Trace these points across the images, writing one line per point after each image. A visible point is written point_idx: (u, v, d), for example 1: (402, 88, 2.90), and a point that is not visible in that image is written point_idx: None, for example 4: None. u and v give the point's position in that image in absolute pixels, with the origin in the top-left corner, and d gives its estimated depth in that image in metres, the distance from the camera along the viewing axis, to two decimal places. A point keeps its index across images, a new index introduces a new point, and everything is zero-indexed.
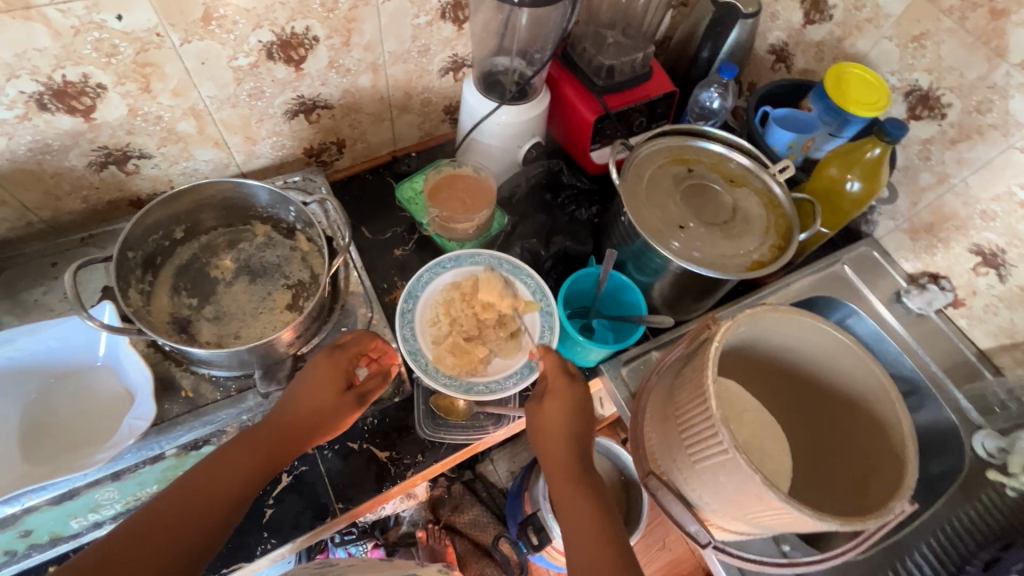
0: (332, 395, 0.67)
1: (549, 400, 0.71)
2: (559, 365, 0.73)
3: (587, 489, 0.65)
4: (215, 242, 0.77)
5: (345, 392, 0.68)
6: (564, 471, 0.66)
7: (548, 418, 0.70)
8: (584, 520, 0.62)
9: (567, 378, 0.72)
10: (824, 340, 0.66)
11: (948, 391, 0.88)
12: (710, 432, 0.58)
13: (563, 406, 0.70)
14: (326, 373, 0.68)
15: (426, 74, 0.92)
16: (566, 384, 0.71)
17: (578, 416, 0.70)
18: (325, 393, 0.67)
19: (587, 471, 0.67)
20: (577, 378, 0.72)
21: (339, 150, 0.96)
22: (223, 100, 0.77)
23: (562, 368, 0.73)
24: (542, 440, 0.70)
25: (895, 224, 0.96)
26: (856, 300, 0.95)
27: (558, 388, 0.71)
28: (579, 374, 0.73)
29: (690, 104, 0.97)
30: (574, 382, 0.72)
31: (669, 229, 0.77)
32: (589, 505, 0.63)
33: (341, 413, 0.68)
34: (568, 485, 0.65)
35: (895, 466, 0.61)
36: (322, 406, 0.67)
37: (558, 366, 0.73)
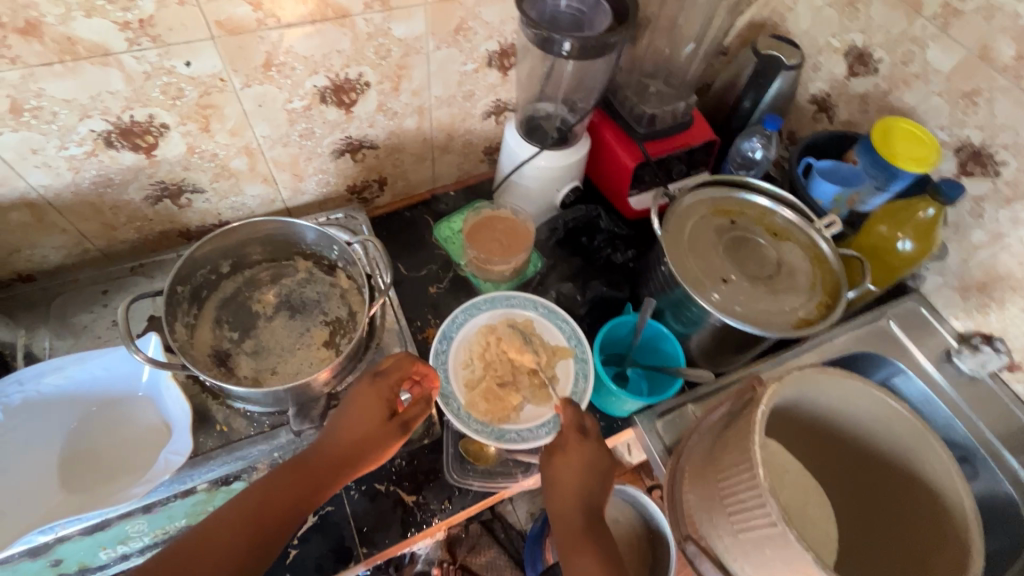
0: (375, 425, 0.67)
1: (559, 453, 0.69)
2: (574, 418, 0.71)
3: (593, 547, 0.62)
4: (258, 277, 0.79)
5: (389, 420, 0.68)
6: (569, 524, 0.64)
7: (562, 471, 0.67)
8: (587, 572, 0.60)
9: (580, 435, 0.70)
10: (877, 407, 0.63)
11: (1005, 460, 0.83)
12: (757, 502, 0.55)
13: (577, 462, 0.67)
14: (369, 403, 0.67)
15: (469, 117, 0.95)
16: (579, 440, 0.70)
17: (591, 473, 0.67)
18: (371, 423, 0.67)
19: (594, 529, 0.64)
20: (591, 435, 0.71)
21: (380, 187, 0.98)
22: (275, 139, 0.80)
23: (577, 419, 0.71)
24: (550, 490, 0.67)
25: (944, 280, 0.93)
26: (903, 359, 0.91)
27: (573, 446, 0.69)
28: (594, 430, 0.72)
29: (732, 153, 0.97)
30: (586, 441, 0.70)
31: (711, 281, 0.75)
32: (591, 558, 0.61)
33: (386, 441, 0.67)
34: (575, 535, 0.64)
35: (957, 549, 0.56)
36: (367, 433, 0.66)
37: (575, 422, 0.71)
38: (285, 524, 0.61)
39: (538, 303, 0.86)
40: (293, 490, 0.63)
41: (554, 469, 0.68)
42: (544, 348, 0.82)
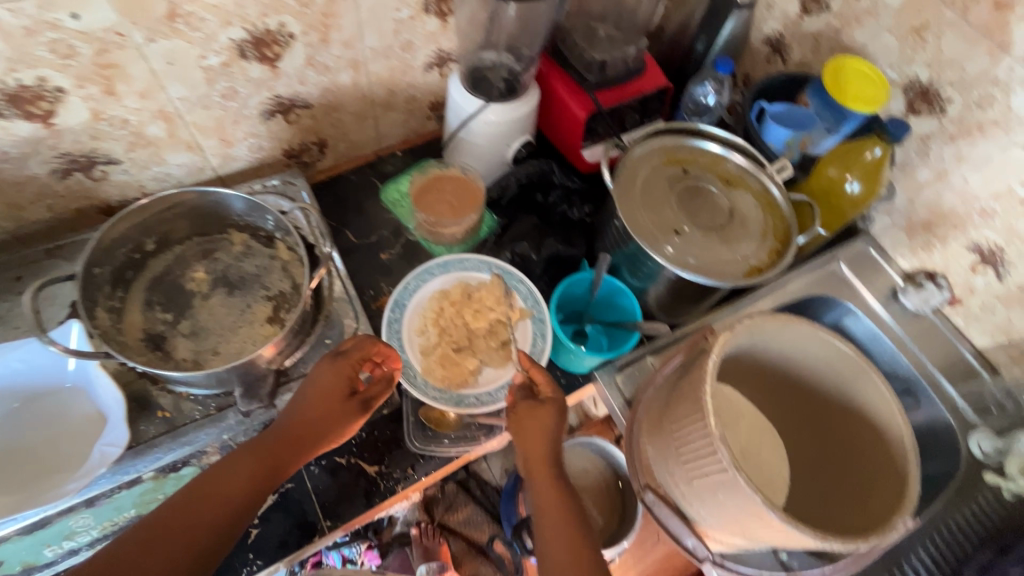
0: (336, 404, 0.65)
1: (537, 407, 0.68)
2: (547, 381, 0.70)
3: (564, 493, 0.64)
4: (189, 253, 0.74)
5: (350, 398, 0.66)
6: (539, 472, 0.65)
7: (536, 426, 0.67)
8: (560, 520, 0.62)
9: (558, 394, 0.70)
10: (825, 349, 0.64)
11: (945, 390, 0.87)
12: (708, 449, 0.56)
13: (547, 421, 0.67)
14: (331, 383, 0.65)
15: (410, 70, 0.89)
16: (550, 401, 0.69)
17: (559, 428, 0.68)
18: (334, 402, 0.65)
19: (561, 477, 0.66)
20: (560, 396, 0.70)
21: (320, 150, 0.93)
22: (194, 101, 0.73)
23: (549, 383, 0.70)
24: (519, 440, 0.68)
25: (892, 221, 0.94)
26: (853, 300, 0.93)
27: (552, 403, 0.69)
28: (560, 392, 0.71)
29: (685, 99, 0.94)
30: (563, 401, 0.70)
31: (663, 234, 0.74)
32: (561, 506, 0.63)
33: (347, 420, 0.66)
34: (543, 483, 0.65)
35: (896, 479, 0.59)
36: (327, 413, 0.65)
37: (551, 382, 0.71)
38: (244, 504, 0.59)
39: (491, 264, 0.83)
40: (251, 469, 0.61)
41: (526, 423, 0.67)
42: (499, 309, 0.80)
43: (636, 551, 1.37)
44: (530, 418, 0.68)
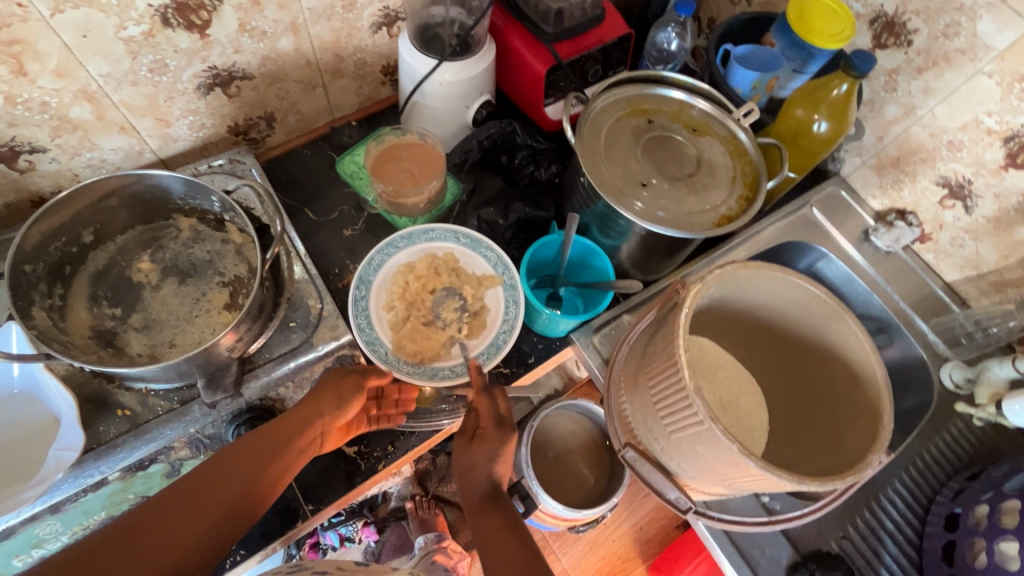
0: (340, 390, 0.66)
1: (475, 442, 0.69)
2: (491, 410, 0.69)
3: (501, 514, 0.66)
4: (133, 244, 0.70)
5: (351, 378, 0.67)
6: (479, 506, 0.67)
7: (473, 461, 0.69)
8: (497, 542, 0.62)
9: (498, 426, 0.68)
10: (796, 293, 0.63)
11: (917, 327, 0.88)
12: (684, 403, 0.55)
13: (488, 451, 0.68)
14: (333, 379, 0.67)
15: (356, 31, 0.83)
16: (492, 431, 0.68)
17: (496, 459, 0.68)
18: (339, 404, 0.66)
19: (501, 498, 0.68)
20: (509, 423, 0.69)
21: (269, 125, 0.88)
22: (119, 77, 0.67)
23: (494, 411, 0.69)
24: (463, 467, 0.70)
25: (862, 161, 0.93)
26: (825, 244, 0.93)
27: (489, 437, 0.68)
28: (511, 418, 0.70)
29: (648, 47, 0.91)
30: (504, 431, 0.68)
31: (631, 188, 0.72)
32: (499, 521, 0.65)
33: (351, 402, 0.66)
34: (482, 516, 0.66)
35: (869, 416, 0.59)
36: (332, 398, 0.66)
37: (490, 412, 0.69)
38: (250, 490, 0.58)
39: (458, 233, 0.80)
40: (253, 456, 0.60)
41: (463, 461, 0.69)
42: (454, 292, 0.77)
43: (628, 503, 1.41)
44: (467, 455, 0.69)
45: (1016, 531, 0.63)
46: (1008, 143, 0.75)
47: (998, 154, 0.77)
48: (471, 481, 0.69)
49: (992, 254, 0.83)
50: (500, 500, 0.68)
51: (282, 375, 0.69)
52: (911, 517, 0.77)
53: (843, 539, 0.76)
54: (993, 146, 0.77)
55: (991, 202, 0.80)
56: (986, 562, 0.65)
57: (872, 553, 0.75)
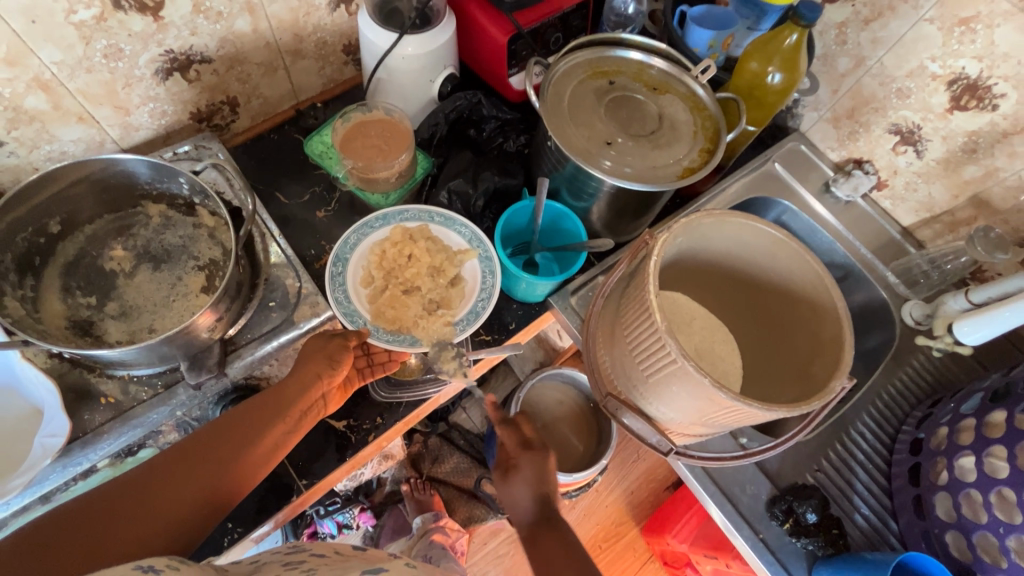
0: (328, 356, 0.68)
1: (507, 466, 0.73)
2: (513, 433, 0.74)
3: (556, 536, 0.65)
4: (104, 233, 0.69)
5: (337, 341, 0.69)
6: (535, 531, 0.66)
7: (513, 489, 0.70)
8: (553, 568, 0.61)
9: (524, 448, 0.72)
10: (759, 238, 0.66)
11: (877, 270, 0.93)
12: (657, 344, 0.58)
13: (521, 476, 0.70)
14: (320, 347, 0.68)
15: (314, 10, 0.82)
16: (521, 452, 0.72)
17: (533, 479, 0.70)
18: (324, 379, 0.67)
19: (549, 517, 0.67)
20: (536, 443, 0.73)
21: (233, 110, 0.87)
22: (73, 65, 0.66)
23: (517, 435, 0.74)
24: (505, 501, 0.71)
25: (819, 115, 0.97)
26: (788, 197, 0.97)
27: (520, 461, 0.71)
28: (537, 439, 0.74)
29: (605, 13, 0.92)
30: (534, 453, 0.71)
31: (598, 148, 0.74)
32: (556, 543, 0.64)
33: (340, 365, 0.68)
34: (541, 543, 0.64)
35: (833, 348, 0.62)
36: (321, 366, 0.67)
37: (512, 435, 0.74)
38: (248, 457, 0.60)
39: (432, 212, 0.81)
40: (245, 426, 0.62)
41: (504, 490, 0.71)
42: (426, 273, 0.77)
43: (619, 469, 1.45)
44: (503, 480, 0.72)
45: (971, 446, 0.66)
46: (952, 86, 0.78)
47: (943, 98, 0.80)
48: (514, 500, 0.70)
49: (943, 196, 0.87)
50: (554, 521, 0.66)
51: (267, 353, 0.70)
52: (880, 447, 0.82)
53: (818, 472, 0.80)
54: (939, 90, 0.80)
55: (939, 144, 0.84)
56: (948, 478, 0.69)
57: (845, 483, 0.79)
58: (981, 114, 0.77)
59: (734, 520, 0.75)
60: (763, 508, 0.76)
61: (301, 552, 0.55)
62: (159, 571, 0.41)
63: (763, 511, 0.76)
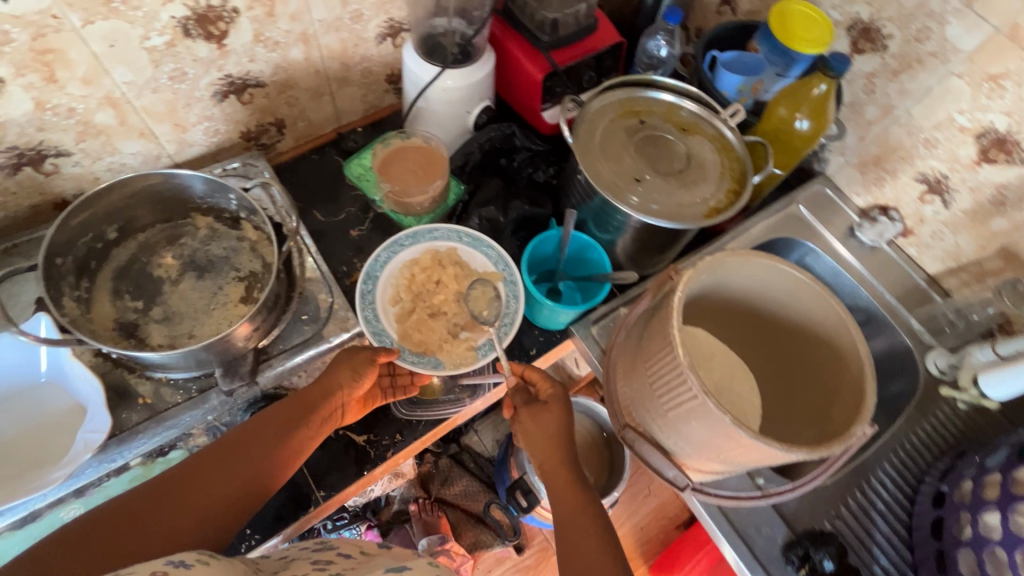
0: (352, 365, 0.69)
1: (537, 408, 0.70)
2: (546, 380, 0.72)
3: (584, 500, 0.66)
4: (154, 241, 0.73)
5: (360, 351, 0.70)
6: (564, 488, 0.67)
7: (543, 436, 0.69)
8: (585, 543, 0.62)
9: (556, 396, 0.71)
10: (782, 279, 0.67)
11: (902, 317, 0.92)
12: (679, 379, 0.59)
13: (551, 424, 0.69)
14: (344, 358, 0.70)
15: (362, 42, 0.87)
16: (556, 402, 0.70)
17: (563, 431, 0.69)
18: (342, 382, 0.68)
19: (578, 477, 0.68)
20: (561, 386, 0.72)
21: (279, 131, 0.92)
22: (141, 85, 0.71)
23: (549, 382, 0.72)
24: (534, 450, 0.71)
25: (845, 160, 0.98)
26: (813, 239, 0.97)
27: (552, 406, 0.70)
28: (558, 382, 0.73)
29: (639, 54, 0.95)
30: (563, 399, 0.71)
31: (626, 183, 0.76)
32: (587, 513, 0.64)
33: (363, 375, 0.69)
34: (570, 511, 0.65)
35: (855, 393, 0.62)
36: (344, 374, 0.69)
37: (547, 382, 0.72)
38: (273, 463, 0.61)
39: (460, 233, 0.84)
40: (270, 432, 0.63)
41: (531, 433, 0.70)
42: (452, 298, 0.80)
43: (629, 503, 1.43)
44: (535, 424, 0.69)
45: (996, 501, 0.65)
46: (980, 139, 0.79)
47: (971, 150, 0.81)
48: (542, 446, 0.69)
49: (971, 245, 0.88)
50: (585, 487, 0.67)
51: (296, 365, 0.72)
52: (900, 497, 0.80)
53: (836, 518, 0.78)
54: (966, 143, 0.81)
55: (967, 196, 0.84)
56: (971, 533, 0.67)
57: (864, 532, 0.78)
58: (1010, 167, 0.78)
59: (748, 562, 0.74)
60: (778, 551, 0.75)
61: (328, 550, 0.57)
62: (189, 566, 0.43)
63: (778, 556, 0.75)
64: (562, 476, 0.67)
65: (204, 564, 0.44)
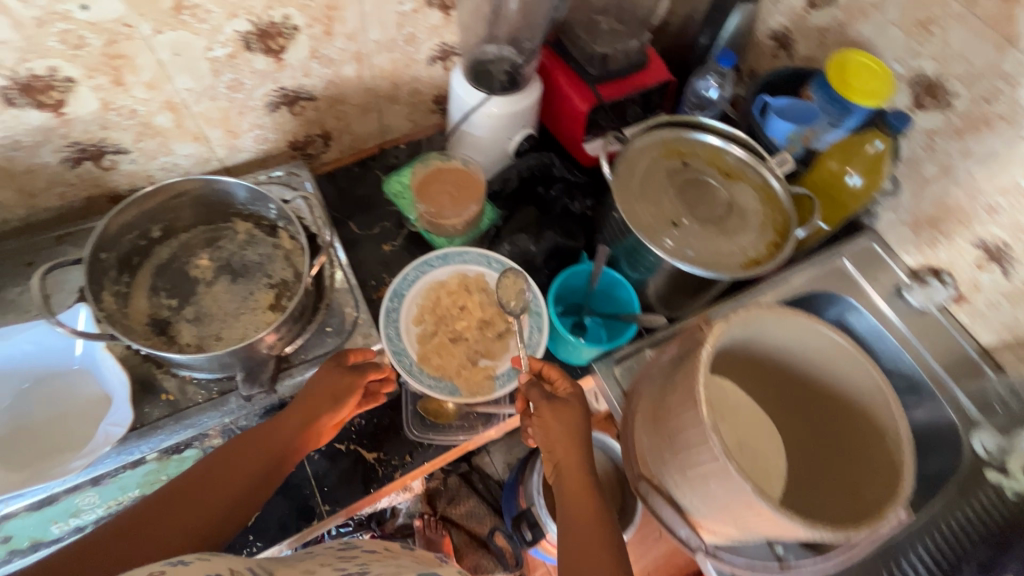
0: (335, 383, 0.66)
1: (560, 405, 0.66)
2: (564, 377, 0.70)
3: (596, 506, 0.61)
4: (194, 242, 0.76)
5: (344, 370, 0.68)
6: (577, 490, 0.62)
7: (559, 433, 0.64)
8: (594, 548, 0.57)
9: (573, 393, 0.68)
10: (822, 342, 0.64)
11: (949, 389, 0.86)
12: (700, 438, 0.56)
13: (568, 420, 0.65)
14: (328, 378, 0.66)
15: (413, 63, 0.89)
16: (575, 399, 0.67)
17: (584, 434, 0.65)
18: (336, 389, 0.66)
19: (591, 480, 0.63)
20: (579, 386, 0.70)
21: (325, 142, 0.94)
22: (200, 92, 0.74)
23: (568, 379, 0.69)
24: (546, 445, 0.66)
25: (898, 217, 0.93)
26: (855, 295, 0.92)
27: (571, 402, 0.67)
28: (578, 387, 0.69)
29: (688, 94, 0.93)
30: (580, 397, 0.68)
31: (662, 226, 0.74)
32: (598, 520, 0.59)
33: (346, 397, 0.67)
34: (579, 515, 0.60)
35: (890, 474, 0.58)
36: (328, 395, 0.66)
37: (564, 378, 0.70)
38: (248, 489, 0.57)
39: (490, 259, 0.84)
40: (248, 455, 0.59)
41: (551, 430, 0.65)
42: (475, 325, 0.80)
43: (638, 546, 1.38)
44: (556, 420, 0.65)
45: None
46: None
47: None
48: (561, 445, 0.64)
49: None
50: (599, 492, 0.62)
51: None
52: None
53: None
54: None
55: None
56: None
57: None
58: None
59: None
60: None
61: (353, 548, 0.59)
62: (189, 563, 0.43)
63: None
64: (576, 478, 0.63)
65: (205, 560, 0.43)
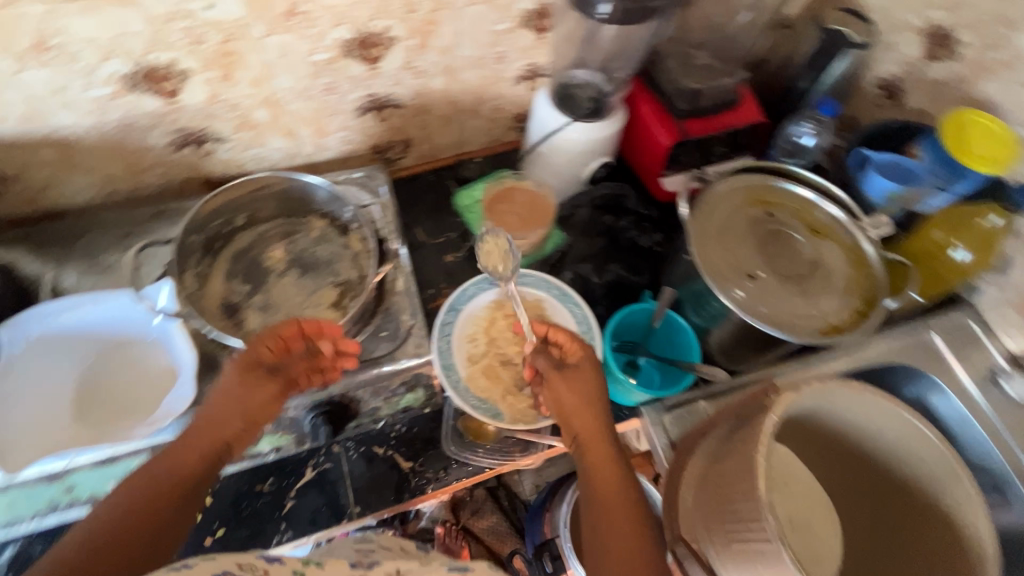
0: (246, 381, 0.63)
1: (568, 370, 0.69)
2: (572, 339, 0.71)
3: (618, 469, 0.63)
4: (272, 232, 0.79)
5: (255, 368, 0.64)
6: (598, 449, 0.64)
7: (570, 394, 0.67)
8: (619, 508, 0.59)
9: (582, 359, 0.70)
10: (905, 429, 0.60)
11: None
12: (753, 514, 0.52)
13: (580, 384, 0.68)
14: (236, 381, 0.63)
15: (500, 81, 0.90)
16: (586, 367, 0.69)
17: (596, 395, 0.68)
18: (268, 386, 0.64)
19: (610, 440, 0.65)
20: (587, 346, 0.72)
21: (404, 149, 0.96)
22: (298, 91, 0.78)
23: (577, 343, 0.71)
24: (563, 407, 0.68)
25: (1004, 297, 0.84)
26: (943, 376, 0.82)
27: (582, 367, 0.69)
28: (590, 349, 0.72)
29: (779, 138, 0.88)
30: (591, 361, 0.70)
31: (736, 277, 0.71)
32: (621, 482, 0.62)
33: (259, 396, 0.63)
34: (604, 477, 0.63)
35: None
36: (243, 397, 0.63)
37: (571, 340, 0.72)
38: (181, 495, 0.56)
39: (550, 284, 0.83)
40: (175, 464, 0.57)
41: (565, 396, 0.67)
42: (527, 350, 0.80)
43: None
44: (564, 383, 0.68)
45: None
46: None
47: None
48: (575, 411, 0.67)
49: None
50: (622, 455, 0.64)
51: (363, 380, 0.72)
52: None
53: None
54: None
55: None
56: None
57: None
58: None
59: None
60: None
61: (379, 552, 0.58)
62: (190, 565, 0.42)
63: None
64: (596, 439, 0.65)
65: (206, 561, 0.43)
